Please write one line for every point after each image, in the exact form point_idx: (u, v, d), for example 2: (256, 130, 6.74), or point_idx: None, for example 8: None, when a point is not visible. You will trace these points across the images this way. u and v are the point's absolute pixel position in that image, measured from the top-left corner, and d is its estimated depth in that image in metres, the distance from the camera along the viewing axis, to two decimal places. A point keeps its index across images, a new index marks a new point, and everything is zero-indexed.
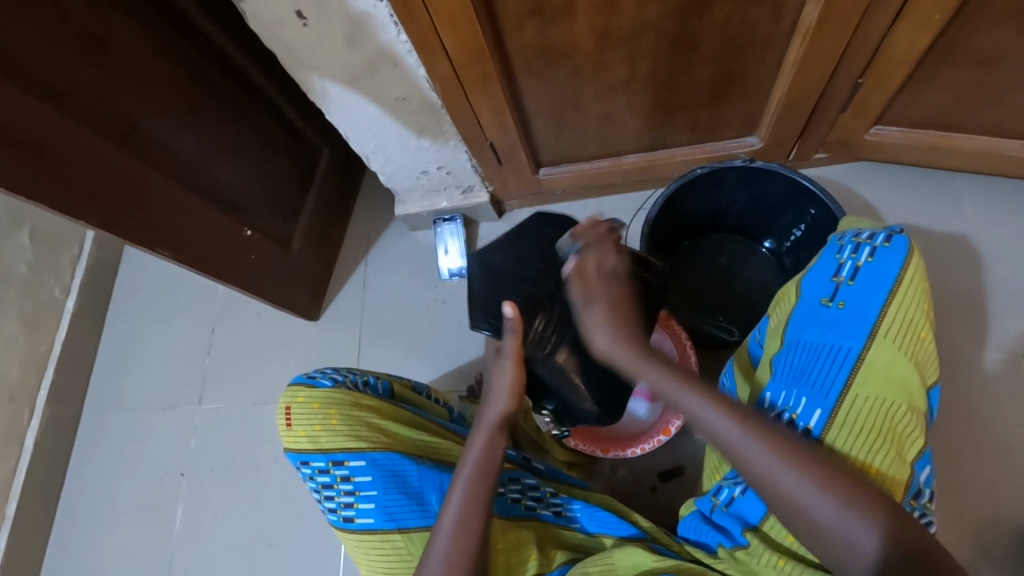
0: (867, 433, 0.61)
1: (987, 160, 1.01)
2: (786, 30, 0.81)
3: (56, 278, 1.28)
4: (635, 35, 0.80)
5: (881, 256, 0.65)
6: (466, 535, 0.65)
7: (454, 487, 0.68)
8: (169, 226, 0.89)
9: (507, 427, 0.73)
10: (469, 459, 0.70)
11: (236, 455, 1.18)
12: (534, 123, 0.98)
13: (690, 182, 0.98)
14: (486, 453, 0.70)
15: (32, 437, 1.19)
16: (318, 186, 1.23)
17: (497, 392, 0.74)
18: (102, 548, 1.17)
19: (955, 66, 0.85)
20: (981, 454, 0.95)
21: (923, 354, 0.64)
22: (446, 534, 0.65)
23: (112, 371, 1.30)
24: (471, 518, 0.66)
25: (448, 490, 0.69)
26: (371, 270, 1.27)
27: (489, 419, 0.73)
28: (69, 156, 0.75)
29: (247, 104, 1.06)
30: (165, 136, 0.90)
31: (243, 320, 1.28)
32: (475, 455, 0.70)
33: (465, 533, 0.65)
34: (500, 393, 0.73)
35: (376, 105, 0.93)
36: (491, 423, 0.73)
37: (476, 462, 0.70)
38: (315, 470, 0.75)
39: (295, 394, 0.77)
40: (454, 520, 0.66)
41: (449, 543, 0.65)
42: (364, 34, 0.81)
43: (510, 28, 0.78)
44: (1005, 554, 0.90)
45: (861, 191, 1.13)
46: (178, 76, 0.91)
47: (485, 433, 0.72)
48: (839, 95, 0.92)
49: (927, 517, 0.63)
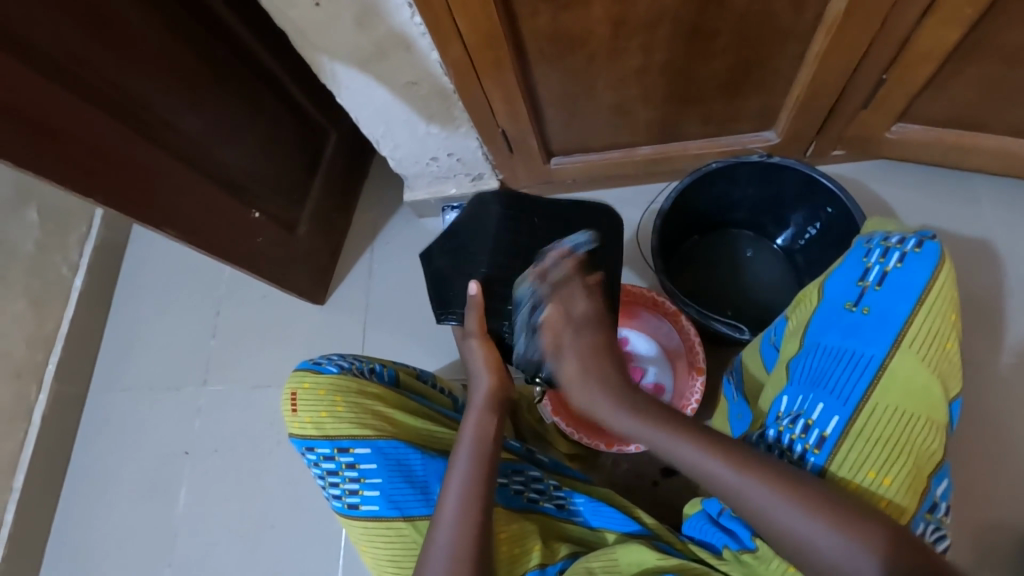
0: (884, 445, 0.61)
1: (1010, 161, 0.98)
2: (809, 22, 0.79)
3: (64, 255, 1.28)
4: (653, 24, 0.78)
5: (911, 262, 0.65)
6: (469, 517, 0.64)
7: (451, 472, 0.68)
8: (176, 206, 0.89)
9: (495, 407, 0.75)
10: (464, 442, 0.71)
11: (239, 436, 1.19)
12: (547, 110, 0.96)
13: (704, 176, 0.97)
14: (478, 434, 0.71)
15: (39, 412, 1.20)
16: (326, 169, 1.22)
17: (476, 370, 0.77)
18: (106, 524, 1.18)
19: (981, 64, 0.83)
20: (987, 461, 0.94)
21: (948, 367, 0.63)
22: (450, 516, 0.65)
23: (117, 350, 1.30)
24: (473, 501, 0.66)
25: (446, 475, 0.69)
26: (377, 257, 1.26)
27: (477, 401, 0.75)
28: (76, 134, 0.75)
29: (256, 85, 1.05)
30: (174, 115, 0.89)
31: (248, 303, 1.28)
32: (470, 436, 0.72)
33: (469, 515, 0.64)
34: (482, 371, 0.76)
35: (386, 89, 0.92)
36: (479, 405, 0.75)
37: (472, 444, 0.71)
38: (321, 456, 0.75)
39: (301, 379, 0.77)
40: (458, 500, 0.66)
41: (452, 531, 0.63)
42: (376, 16, 0.80)
43: (526, 12, 0.76)
44: (1007, 559, 0.90)
45: (878, 189, 1.11)
46: (187, 54, 0.90)
47: (476, 414, 0.74)
48: (860, 91, 0.90)
49: (940, 531, 0.63)
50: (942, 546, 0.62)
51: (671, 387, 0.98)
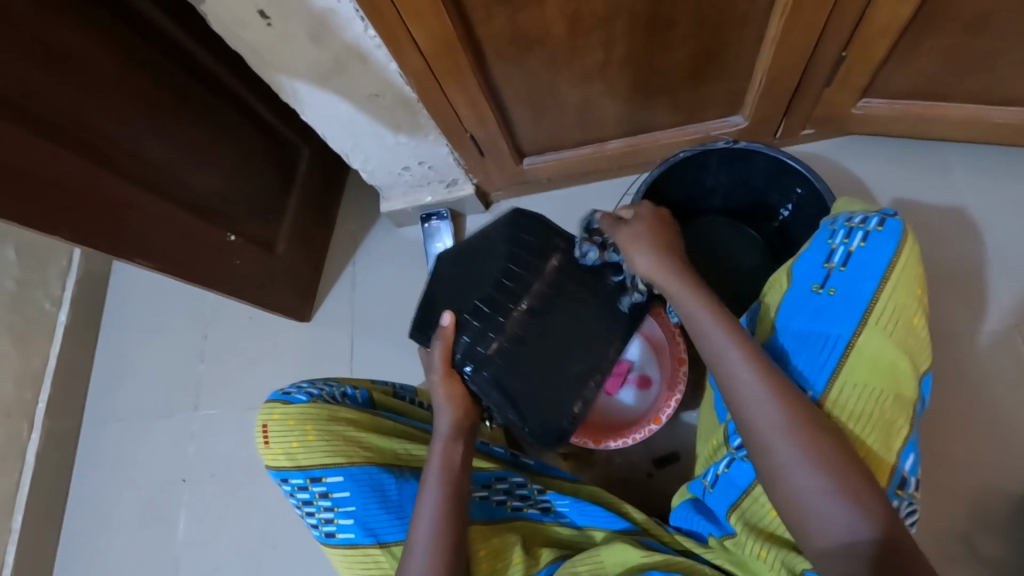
0: (854, 421, 0.61)
1: (980, 129, 0.98)
2: (764, 6, 0.79)
3: (45, 291, 1.27)
4: (608, 18, 0.77)
5: (874, 241, 0.64)
6: (444, 538, 0.66)
7: (423, 498, 0.69)
8: (148, 236, 0.88)
9: (464, 434, 0.74)
10: (432, 470, 0.71)
11: (234, 459, 1.18)
12: (513, 111, 0.96)
13: (672, 166, 0.96)
14: (445, 461, 0.71)
15: (32, 450, 1.20)
16: (301, 185, 1.22)
17: (438, 404, 0.75)
18: (106, 558, 1.18)
19: (941, 33, 0.82)
20: (978, 430, 0.95)
21: (915, 341, 0.64)
22: (424, 540, 0.66)
23: (107, 382, 1.30)
24: (445, 521, 0.67)
25: (419, 498, 0.69)
26: (359, 269, 1.26)
27: (442, 429, 0.73)
28: (38, 173, 0.74)
29: (221, 108, 1.05)
30: (137, 144, 0.88)
31: (234, 325, 1.28)
32: (438, 461, 0.71)
33: (444, 538, 0.66)
34: (440, 402, 0.75)
35: (349, 103, 0.91)
36: (443, 434, 0.73)
37: (439, 473, 0.70)
38: (295, 487, 0.75)
39: (271, 411, 0.76)
40: (431, 523, 0.67)
41: (426, 557, 0.65)
42: (329, 31, 0.79)
43: (479, 17, 0.75)
44: (1006, 524, 0.90)
45: (851, 166, 1.11)
46: (147, 83, 0.90)
47: (441, 440, 0.73)
48: (823, 69, 0.89)
49: (911, 506, 0.62)
50: (911, 520, 0.62)
51: (659, 378, 0.98)
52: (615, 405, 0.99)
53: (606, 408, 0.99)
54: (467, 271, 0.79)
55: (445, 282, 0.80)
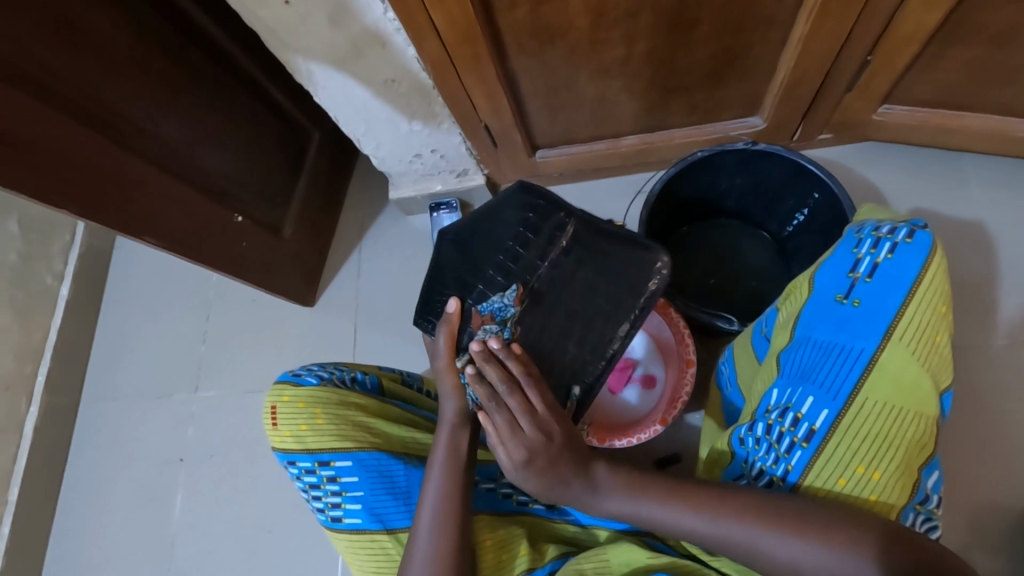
0: (872, 439, 0.61)
1: (1000, 141, 0.97)
2: (791, 8, 0.78)
3: (47, 265, 1.26)
4: (633, 13, 0.76)
5: (902, 253, 0.63)
6: (446, 532, 0.66)
7: (425, 489, 0.68)
8: (156, 216, 0.87)
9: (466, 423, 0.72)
10: (438, 455, 0.70)
11: (233, 441, 1.18)
12: (530, 104, 0.95)
13: (690, 165, 0.95)
14: (451, 449, 0.70)
15: (31, 423, 1.19)
16: (310, 169, 1.21)
17: (445, 391, 0.74)
18: (101, 534, 1.18)
19: (967, 43, 0.81)
20: (978, 445, 0.95)
21: (939, 359, 0.62)
22: (427, 530, 0.66)
23: (108, 358, 1.29)
24: (449, 508, 0.67)
25: (422, 486, 0.69)
26: (365, 256, 1.25)
27: (448, 415, 0.72)
28: (46, 146, 0.72)
29: (232, 86, 1.03)
30: (147, 120, 0.87)
31: (237, 307, 1.27)
32: (443, 452, 0.70)
33: (446, 531, 0.66)
34: (448, 389, 0.74)
35: (364, 88, 0.90)
36: (450, 421, 0.72)
37: (443, 463, 0.69)
38: (303, 470, 0.74)
39: (281, 392, 0.76)
40: (433, 509, 0.67)
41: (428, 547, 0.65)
42: (348, 12, 0.78)
43: (502, 6, 0.74)
44: (1002, 539, 0.90)
45: (867, 172, 1.10)
46: (159, 58, 0.88)
47: (448, 428, 0.72)
48: (846, 73, 0.88)
49: (931, 521, 0.62)
50: (934, 536, 0.62)
51: (663, 378, 0.98)
52: (621, 404, 0.98)
53: (611, 408, 0.98)
54: (473, 257, 0.83)
55: (451, 264, 0.84)
